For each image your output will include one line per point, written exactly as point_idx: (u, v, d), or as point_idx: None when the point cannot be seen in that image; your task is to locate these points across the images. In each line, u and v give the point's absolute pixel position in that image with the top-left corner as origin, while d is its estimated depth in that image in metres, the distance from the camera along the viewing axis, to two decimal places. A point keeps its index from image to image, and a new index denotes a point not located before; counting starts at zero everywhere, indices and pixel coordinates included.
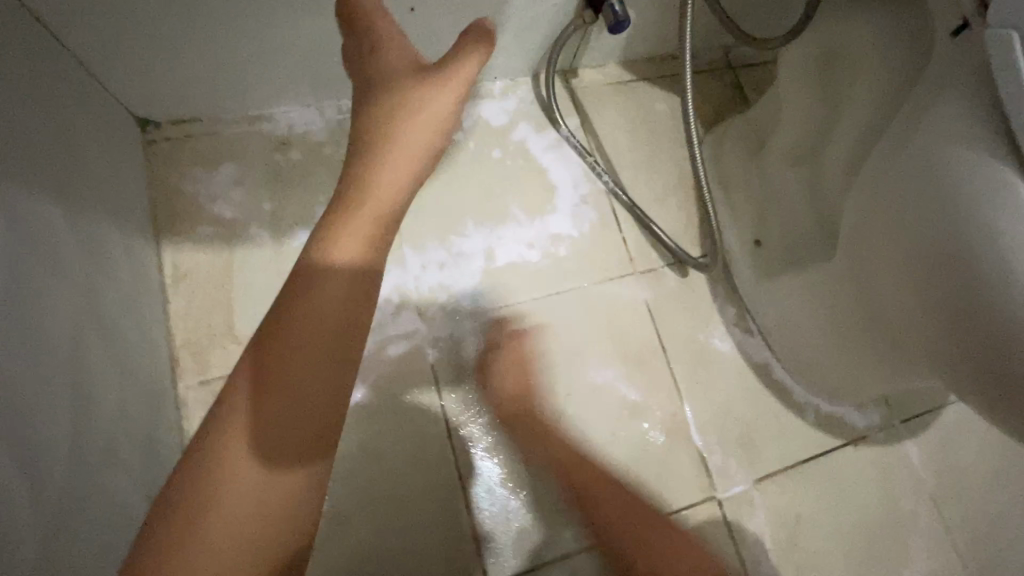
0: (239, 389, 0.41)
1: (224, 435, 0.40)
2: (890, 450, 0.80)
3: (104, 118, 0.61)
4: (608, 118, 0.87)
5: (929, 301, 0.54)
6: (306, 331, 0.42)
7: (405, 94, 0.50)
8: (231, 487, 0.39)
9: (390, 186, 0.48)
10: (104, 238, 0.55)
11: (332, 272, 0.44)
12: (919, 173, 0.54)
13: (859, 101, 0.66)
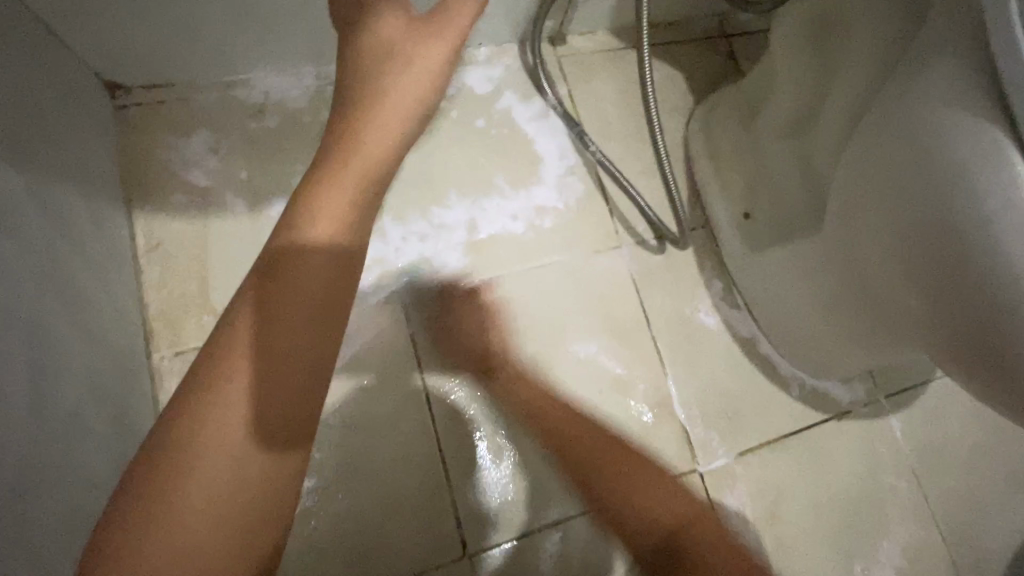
0: (216, 357, 0.36)
1: (194, 416, 0.35)
2: (874, 426, 0.80)
3: (70, 82, 0.58)
4: (597, 88, 0.85)
5: (919, 271, 0.53)
6: (291, 296, 0.38)
7: (396, 46, 0.46)
8: (202, 468, 0.34)
9: (379, 141, 0.44)
10: (71, 206, 0.53)
11: (319, 229, 0.40)
12: (909, 142, 0.52)
13: (850, 69, 0.63)
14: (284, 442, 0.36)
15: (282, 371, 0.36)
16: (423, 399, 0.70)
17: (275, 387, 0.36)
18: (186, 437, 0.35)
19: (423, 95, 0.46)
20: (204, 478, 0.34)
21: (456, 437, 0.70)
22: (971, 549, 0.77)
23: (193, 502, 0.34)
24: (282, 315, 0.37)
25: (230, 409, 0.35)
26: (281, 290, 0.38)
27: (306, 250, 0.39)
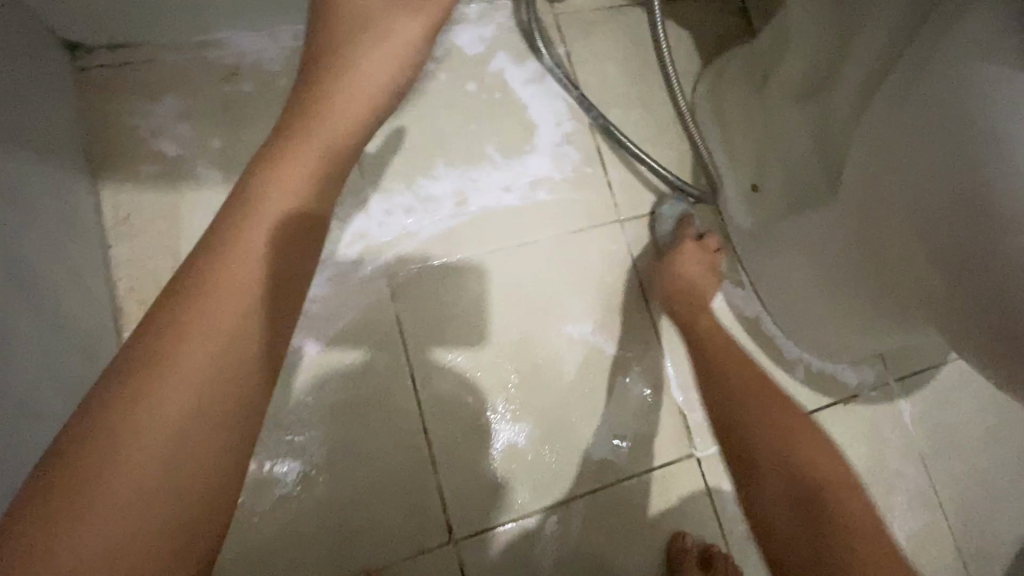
0: (168, 316, 0.37)
1: (139, 371, 0.35)
2: (883, 410, 0.76)
3: (24, 44, 0.54)
4: (597, 48, 0.79)
5: (936, 248, 0.49)
6: (232, 280, 0.38)
7: (374, 17, 0.48)
8: (135, 450, 0.34)
9: (344, 113, 0.45)
10: (25, 178, 0.50)
11: (265, 213, 0.41)
12: (940, 104, 0.47)
13: (870, 25, 0.57)
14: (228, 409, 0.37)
15: (223, 353, 0.37)
16: (410, 380, 0.67)
17: (214, 368, 0.36)
18: (115, 420, 0.34)
19: (396, 66, 0.48)
20: (136, 459, 0.33)
21: (443, 421, 0.67)
22: (977, 539, 0.74)
23: (137, 454, 0.34)
24: (223, 297, 0.38)
25: (165, 390, 0.35)
26: (223, 274, 0.38)
27: (249, 235, 0.40)
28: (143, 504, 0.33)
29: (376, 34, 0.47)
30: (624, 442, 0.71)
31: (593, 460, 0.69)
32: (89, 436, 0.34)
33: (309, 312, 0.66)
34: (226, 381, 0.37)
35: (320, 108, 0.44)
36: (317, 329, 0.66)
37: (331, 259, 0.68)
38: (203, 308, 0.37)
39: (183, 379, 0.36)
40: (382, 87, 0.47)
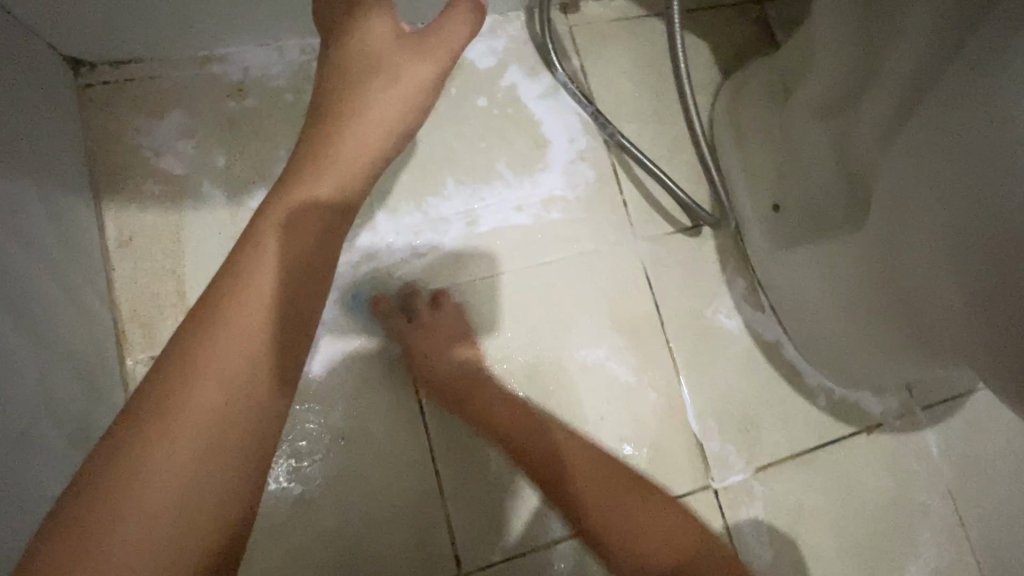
0: (208, 313, 0.39)
1: (182, 364, 0.38)
2: (907, 439, 0.73)
3: (26, 64, 0.53)
4: (613, 61, 0.76)
5: (972, 284, 0.47)
6: (249, 309, 0.39)
7: (385, 53, 0.49)
8: (158, 475, 0.35)
9: (367, 137, 0.47)
10: (26, 204, 0.49)
11: (281, 244, 0.41)
12: (978, 139, 0.46)
13: (894, 52, 0.55)
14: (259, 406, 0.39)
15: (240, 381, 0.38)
16: (417, 406, 0.66)
17: (233, 396, 0.38)
18: (160, 407, 0.36)
19: (414, 97, 0.49)
20: (157, 484, 0.35)
21: (451, 448, 0.65)
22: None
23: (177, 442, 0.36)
24: (241, 326, 0.39)
25: (188, 417, 0.36)
26: (239, 304, 0.39)
27: (266, 265, 0.41)
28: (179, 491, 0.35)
29: (384, 77, 0.48)
30: (630, 446, 0.68)
31: None
32: (114, 462, 0.35)
33: (316, 335, 0.65)
34: (244, 408, 0.38)
35: (331, 146, 0.45)
36: (323, 353, 0.65)
37: (337, 282, 0.66)
38: (223, 337, 0.38)
39: (220, 373, 0.38)
40: (393, 129, 0.48)
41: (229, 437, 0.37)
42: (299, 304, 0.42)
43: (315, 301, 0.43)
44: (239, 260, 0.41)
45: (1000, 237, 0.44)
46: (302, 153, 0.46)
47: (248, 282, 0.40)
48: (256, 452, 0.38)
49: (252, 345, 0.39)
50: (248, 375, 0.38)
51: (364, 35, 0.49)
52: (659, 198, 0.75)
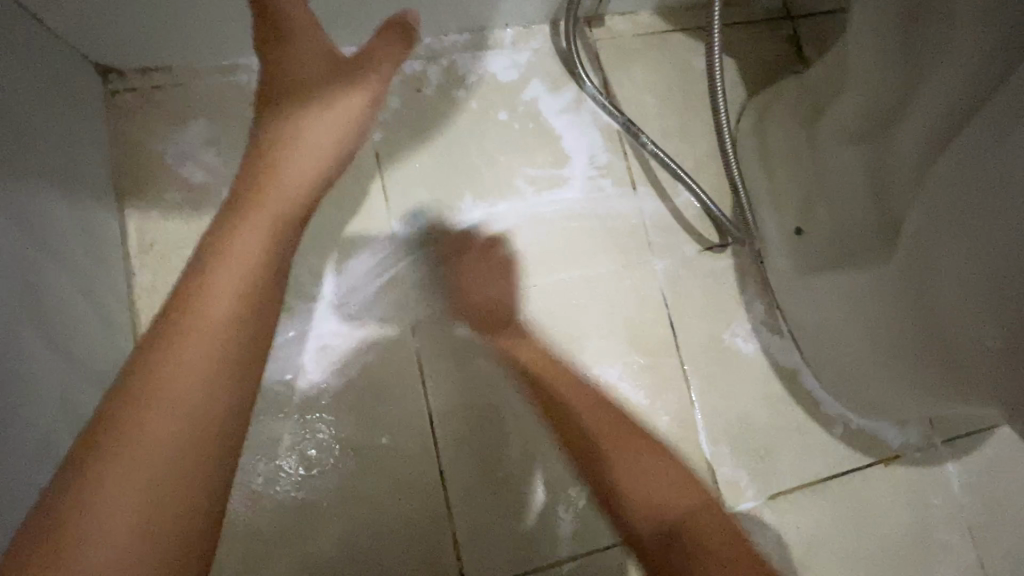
0: (176, 314, 0.42)
1: (152, 361, 0.40)
2: (927, 473, 0.71)
3: (56, 73, 0.54)
4: (636, 76, 0.75)
5: (1004, 318, 0.46)
6: (195, 336, 0.41)
7: (320, 79, 0.53)
8: (114, 497, 0.36)
9: (308, 151, 0.51)
10: (52, 212, 0.50)
11: (236, 262, 0.44)
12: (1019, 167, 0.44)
13: (925, 96, 0.54)
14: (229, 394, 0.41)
15: (191, 400, 0.39)
16: (427, 420, 0.65)
17: (186, 418, 0.39)
18: (133, 402, 0.39)
19: (348, 121, 0.54)
20: (116, 506, 0.36)
21: (460, 463, 0.65)
22: None
23: (149, 433, 0.38)
24: (191, 351, 0.40)
25: (141, 439, 0.38)
26: (187, 330, 0.41)
27: (213, 292, 0.42)
28: (153, 479, 0.37)
29: (318, 106, 0.53)
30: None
31: None
32: (76, 483, 0.36)
33: (331, 346, 0.65)
34: (196, 426, 0.39)
35: (276, 169, 0.49)
36: (337, 363, 0.65)
37: (353, 293, 0.66)
38: (172, 362, 0.40)
39: (187, 365, 0.40)
40: (329, 150, 0.53)
41: (182, 456, 0.38)
42: (248, 324, 0.43)
43: (273, 293, 0.46)
44: (191, 283, 0.43)
45: None
46: (241, 186, 0.48)
47: (199, 301, 0.42)
48: (225, 448, 0.41)
49: (199, 368, 0.40)
50: (203, 386, 0.40)
51: (301, 65, 0.53)
52: (688, 214, 0.74)
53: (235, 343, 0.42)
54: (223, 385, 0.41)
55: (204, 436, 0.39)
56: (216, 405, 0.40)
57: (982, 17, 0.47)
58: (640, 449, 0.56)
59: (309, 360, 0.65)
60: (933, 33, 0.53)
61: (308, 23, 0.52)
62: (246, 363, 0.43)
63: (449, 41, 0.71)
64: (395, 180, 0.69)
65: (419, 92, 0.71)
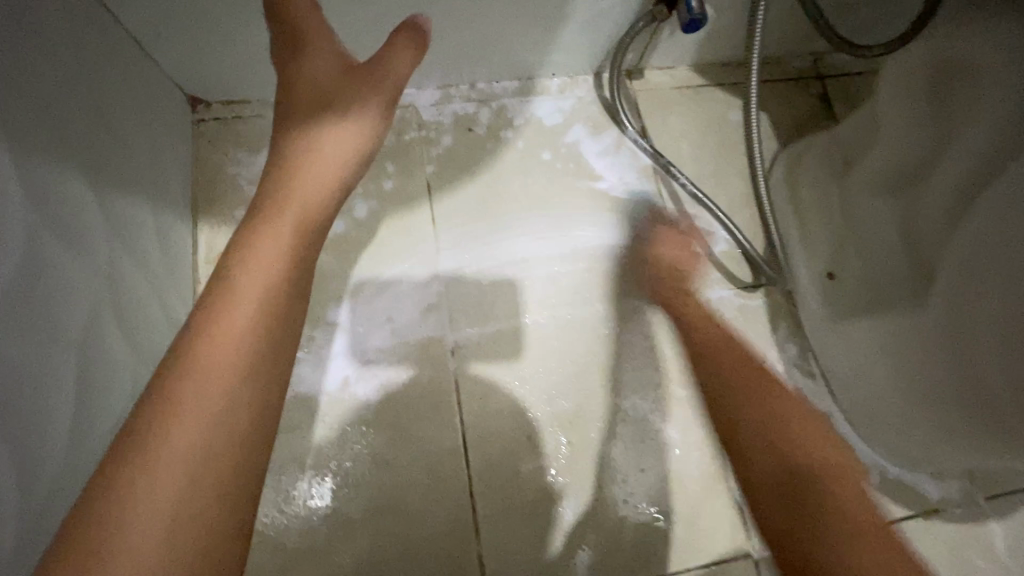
0: (205, 320, 0.40)
1: (181, 370, 0.38)
2: (968, 529, 0.69)
3: (155, 98, 0.61)
4: (672, 125, 0.80)
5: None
6: (225, 338, 0.39)
7: (335, 91, 0.53)
8: (147, 504, 0.34)
9: (327, 160, 0.50)
10: (141, 218, 0.55)
11: (261, 268, 0.42)
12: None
13: (958, 145, 0.57)
14: (261, 403, 0.39)
15: (224, 403, 0.37)
16: (460, 439, 0.67)
17: (218, 423, 0.37)
18: (165, 413, 0.36)
19: (366, 129, 0.53)
20: (146, 515, 0.33)
21: (490, 484, 0.66)
22: None
23: (176, 444, 0.36)
24: (221, 352, 0.39)
25: (177, 443, 0.35)
26: (215, 334, 0.39)
27: (241, 293, 0.41)
28: (183, 491, 0.35)
29: (333, 114, 0.52)
30: (656, 505, 0.67)
31: (647, 545, 0.65)
32: (100, 498, 0.33)
33: (375, 359, 0.68)
34: (229, 431, 0.37)
35: (299, 172, 0.48)
36: (379, 376, 0.68)
37: (401, 310, 0.70)
38: (204, 366, 0.38)
39: (217, 372, 0.38)
40: (344, 157, 0.51)
41: (216, 463, 0.36)
42: (277, 327, 0.42)
43: (298, 298, 0.44)
44: (219, 288, 0.41)
45: None
46: (267, 189, 0.47)
47: (226, 307, 0.40)
48: (257, 458, 0.39)
49: (230, 373, 0.38)
50: (237, 392, 0.38)
51: (315, 78, 0.53)
52: (719, 254, 0.77)
53: (262, 344, 0.40)
54: (255, 392, 0.39)
55: (237, 444, 0.37)
56: (247, 414, 0.38)
57: (1007, 70, 0.51)
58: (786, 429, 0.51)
59: (351, 372, 0.68)
60: (977, 80, 0.54)
61: (323, 34, 0.54)
62: (277, 369, 0.41)
63: (501, 88, 0.78)
64: (442, 207, 0.74)
65: (470, 131, 0.76)
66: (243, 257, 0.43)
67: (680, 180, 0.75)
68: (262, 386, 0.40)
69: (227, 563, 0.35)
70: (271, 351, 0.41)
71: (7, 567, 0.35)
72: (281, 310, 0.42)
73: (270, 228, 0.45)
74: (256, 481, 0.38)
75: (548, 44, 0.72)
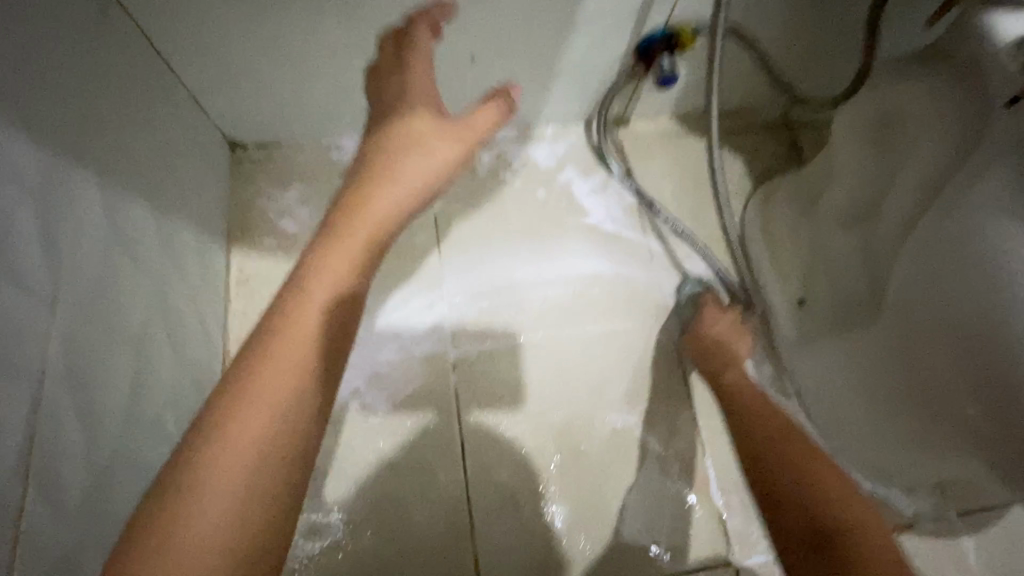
0: (275, 328, 0.40)
1: (249, 375, 0.38)
2: (942, 545, 0.72)
3: (202, 141, 0.70)
4: (655, 167, 0.89)
5: (976, 378, 0.51)
6: (291, 346, 0.40)
7: (427, 130, 0.51)
8: (210, 501, 0.34)
9: (405, 184, 0.48)
10: (185, 242, 0.63)
11: (327, 282, 0.42)
12: (965, 235, 0.52)
13: (901, 180, 0.63)
14: (314, 413, 0.39)
15: (287, 410, 0.38)
16: (460, 449, 0.73)
17: (279, 430, 0.37)
18: (230, 417, 0.37)
19: (445, 164, 0.50)
20: (209, 520, 0.34)
21: (487, 490, 0.71)
22: None
23: (238, 447, 0.36)
24: (285, 366, 0.39)
25: (240, 445, 0.36)
26: (285, 339, 0.40)
27: (310, 303, 0.41)
28: (238, 497, 0.35)
29: (413, 145, 0.50)
30: (641, 514, 0.72)
31: (632, 548, 0.70)
32: (171, 499, 0.34)
33: (385, 373, 0.75)
34: (286, 438, 0.37)
35: (370, 194, 0.47)
36: (388, 389, 0.75)
37: (409, 330, 0.77)
38: (269, 373, 0.38)
39: (281, 379, 0.38)
40: (420, 188, 0.48)
41: (273, 471, 0.36)
42: (336, 339, 0.42)
43: (354, 309, 0.44)
44: (288, 298, 0.42)
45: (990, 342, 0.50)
46: (340, 208, 0.46)
47: (299, 314, 0.41)
48: (302, 470, 0.38)
49: (293, 381, 0.38)
50: (296, 400, 0.38)
51: (414, 111, 0.51)
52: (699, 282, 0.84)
53: (323, 355, 0.41)
54: (311, 401, 0.39)
55: (291, 453, 0.37)
56: (295, 423, 0.38)
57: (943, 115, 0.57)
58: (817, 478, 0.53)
59: (361, 384, 0.74)
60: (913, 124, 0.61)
61: (425, 65, 0.54)
62: (331, 377, 0.41)
63: (501, 134, 0.88)
64: (448, 238, 0.82)
65: (473, 172, 0.86)
66: (311, 269, 0.43)
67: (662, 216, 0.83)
68: (318, 396, 0.40)
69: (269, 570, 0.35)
70: (330, 362, 0.42)
71: (73, 524, 0.42)
72: (342, 325, 0.43)
73: (336, 246, 0.44)
74: (303, 491, 0.38)
75: (544, 97, 0.82)
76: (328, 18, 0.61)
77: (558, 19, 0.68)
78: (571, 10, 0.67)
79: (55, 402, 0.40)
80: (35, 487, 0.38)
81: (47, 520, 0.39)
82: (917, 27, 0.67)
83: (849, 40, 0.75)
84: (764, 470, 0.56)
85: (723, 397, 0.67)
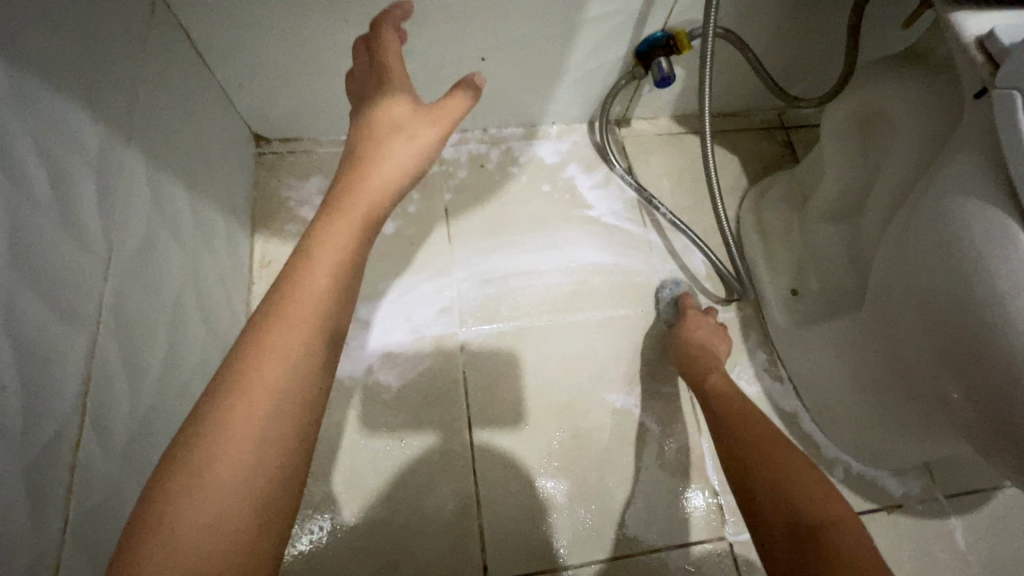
0: (284, 292, 0.41)
1: (260, 335, 0.39)
2: (932, 525, 0.75)
3: (232, 134, 0.76)
4: (654, 164, 0.94)
5: (944, 355, 0.53)
6: (299, 308, 0.40)
7: (407, 115, 0.51)
8: (231, 447, 0.36)
9: (389, 167, 0.49)
10: (215, 224, 0.68)
11: (328, 252, 0.43)
12: (927, 221, 0.55)
13: (887, 173, 0.67)
14: (320, 372, 0.40)
15: (299, 361, 0.39)
16: (466, 425, 0.76)
17: (292, 380, 0.38)
18: (244, 373, 0.38)
19: (425, 150, 0.51)
20: (226, 465, 0.35)
21: (492, 464, 0.75)
22: None
23: (250, 402, 0.37)
24: (293, 327, 0.40)
25: (257, 395, 0.37)
26: (293, 300, 0.41)
27: (315, 266, 0.42)
28: (254, 448, 0.36)
29: (395, 131, 0.50)
30: (640, 490, 0.75)
31: (632, 523, 0.73)
32: (187, 448, 0.35)
33: (395, 353, 0.79)
34: (299, 387, 0.39)
35: (363, 174, 0.48)
36: (398, 368, 0.79)
37: (420, 312, 0.82)
38: (279, 333, 0.39)
39: (291, 340, 0.39)
40: (403, 172, 0.49)
41: (288, 417, 0.38)
42: (343, 298, 0.43)
43: (356, 277, 0.45)
44: (293, 265, 0.43)
45: (951, 316, 0.51)
46: (340, 185, 0.48)
47: (303, 279, 0.42)
48: (310, 426, 0.39)
49: (302, 342, 0.40)
50: (304, 360, 0.39)
51: (394, 95, 0.52)
52: (697, 273, 0.88)
53: (331, 313, 0.42)
54: (318, 361, 0.40)
55: (299, 409, 0.39)
56: (303, 382, 0.39)
57: (928, 114, 0.61)
58: (787, 470, 0.54)
59: (374, 361, 0.79)
60: (896, 119, 0.64)
61: (394, 53, 0.55)
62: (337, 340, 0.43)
63: (509, 132, 0.93)
64: (457, 228, 0.87)
65: (482, 167, 0.91)
66: (314, 240, 0.44)
67: (660, 211, 0.87)
68: (325, 357, 0.41)
69: (285, 506, 0.37)
70: (336, 324, 0.42)
71: (117, 463, 0.46)
72: (346, 288, 0.43)
73: (335, 220, 0.45)
74: (311, 444, 0.40)
75: (549, 98, 0.87)
76: (353, 20, 0.66)
77: (563, 23, 0.73)
78: (575, 15, 0.72)
79: (105, 352, 0.44)
80: (89, 423, 0.42)
81: (96, 455, 0.43)
82: (894, 30, 0.73)
83: (836, 42, 0.80)
84: (744, 464, 0.57)
85: (707, 384, 0.70)
